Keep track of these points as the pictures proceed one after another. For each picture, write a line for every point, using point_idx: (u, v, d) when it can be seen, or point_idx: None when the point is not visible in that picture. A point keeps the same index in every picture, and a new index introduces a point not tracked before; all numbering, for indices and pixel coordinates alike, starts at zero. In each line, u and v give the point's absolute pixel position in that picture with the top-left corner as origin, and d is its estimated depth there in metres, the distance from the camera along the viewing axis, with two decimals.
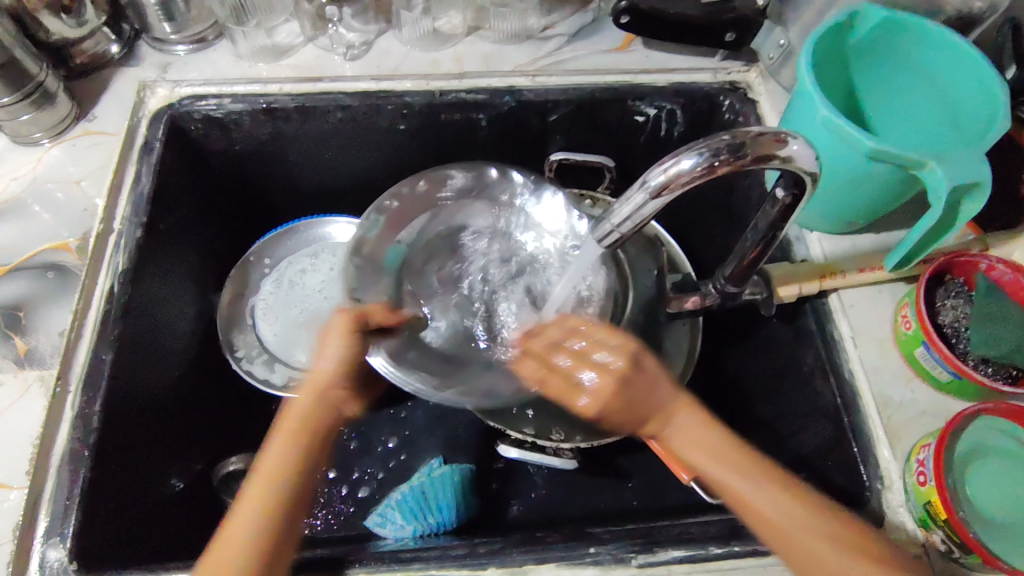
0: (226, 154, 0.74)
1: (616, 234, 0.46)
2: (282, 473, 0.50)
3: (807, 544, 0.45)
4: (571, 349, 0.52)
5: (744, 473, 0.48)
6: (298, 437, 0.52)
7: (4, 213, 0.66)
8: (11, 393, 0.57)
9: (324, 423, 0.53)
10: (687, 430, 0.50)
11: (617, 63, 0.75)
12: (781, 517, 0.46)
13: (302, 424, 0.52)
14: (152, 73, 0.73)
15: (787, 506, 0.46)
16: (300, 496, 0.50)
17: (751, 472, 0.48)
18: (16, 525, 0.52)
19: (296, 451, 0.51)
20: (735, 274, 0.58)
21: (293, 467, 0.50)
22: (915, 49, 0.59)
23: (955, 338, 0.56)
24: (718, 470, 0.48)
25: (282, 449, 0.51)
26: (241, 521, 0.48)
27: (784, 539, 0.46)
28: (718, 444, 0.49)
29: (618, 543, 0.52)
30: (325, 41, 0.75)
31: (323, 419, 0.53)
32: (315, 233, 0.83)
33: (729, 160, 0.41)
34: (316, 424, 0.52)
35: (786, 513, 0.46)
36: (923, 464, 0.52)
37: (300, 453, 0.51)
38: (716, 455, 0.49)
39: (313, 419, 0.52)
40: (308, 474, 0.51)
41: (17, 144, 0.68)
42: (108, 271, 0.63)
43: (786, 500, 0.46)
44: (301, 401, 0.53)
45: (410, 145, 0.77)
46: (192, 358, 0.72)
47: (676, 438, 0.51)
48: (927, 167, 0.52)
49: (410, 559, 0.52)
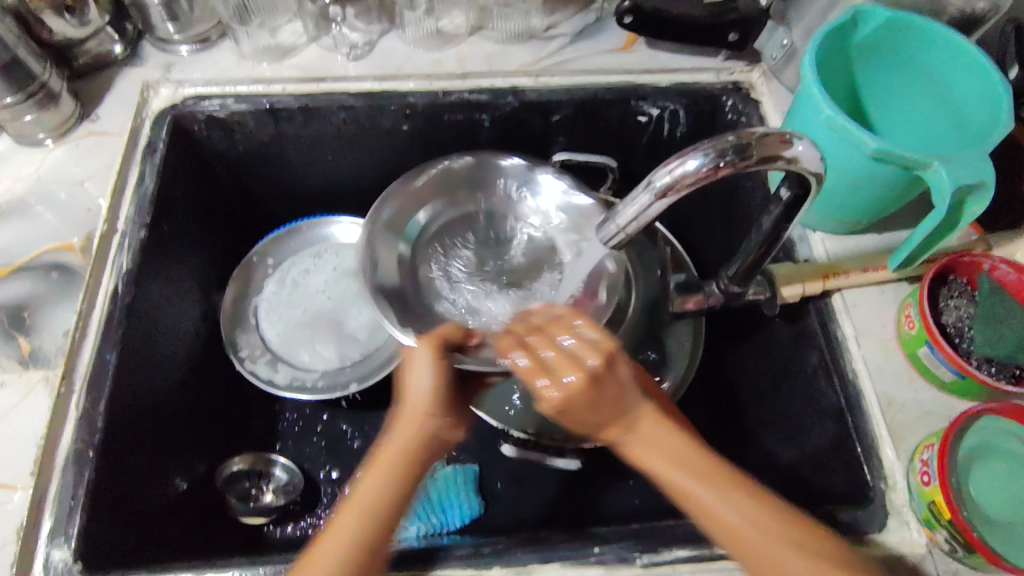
0: (229, 154, 0.74)
1: (621, 235, 0.46)
2: (378, 506, 0.48)
3: (779, 563, 0.43)
4: (556, 338, 0.49)
5: (708, 483, 0.46)
6: (396, 471, 0.49)
7: (8, 213, 0.66)
8: (15, 394, 0.57)
9: (423, 457, 0.50)
10: (653, 437, 0.48)
11: (620, 63, 0.75)
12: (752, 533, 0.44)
13: (405, 458, 0.49)
14: (155, 73, 0.73)
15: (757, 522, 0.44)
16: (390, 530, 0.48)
17: (717, 483, 0.46)
18: (20, 526, 0.52)
19: (394, 483, 0.49)
20: (739, 275, 0.58)
21: (390, 500, 0.48)
22: (918, 49, 0.59)
23: (958, 338, 0.56)
24: (676, 478, 0.46)
25: (378, 481, 0.49)
26: (326, 552, 0.46)
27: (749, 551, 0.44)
28: (680, 454, 0.47)
29: (622, 543, 0.52)
30: (328, 42, 0.75)
31: (424, 453, 0.50)
32: (317, 234, 0.83)
33: (734, 161, 0.41)
34: (416, 458, 0.50)
35: (759, 528, 0.44)
36: (927, 464, 0.52)
37: (394, 487, 0.49)
38: (682, 463, 0.47)
39: (416, 453, 0.50)
40: (396, 509, 0.49)
41: (20, 144, 0.69)
42: (112, 271, 0.63)
43: (759, 514, 0.45)
44: (407, 433, 0.50)
45: (413, 145, 0.77)
46: (195, 357, 0.72)
47: (639, 444, 0.48)
48: (931, 168, 0.52)
49: (414, 559, 0.52)
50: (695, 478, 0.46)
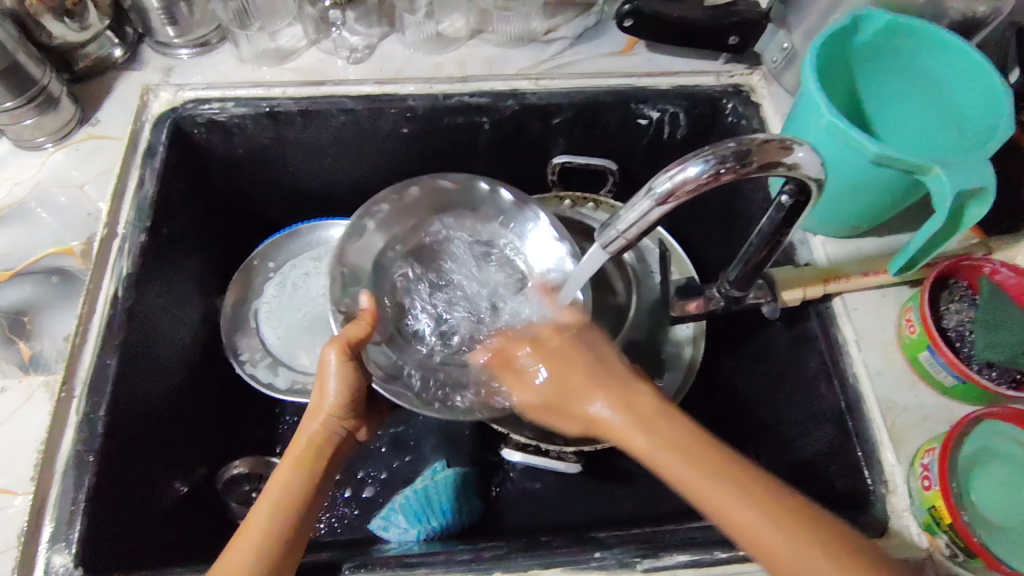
0: (229, 158, 0.74)
1: (621, 241, 0.46)
2: (289, 507, 0.50)
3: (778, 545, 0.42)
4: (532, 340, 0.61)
5: (703, 467, 0.46)
6: (305, 463, 0.53)
7: (8, 217, 0.66)
8: (15, 399, 0.57)
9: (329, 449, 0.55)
10: (651, 432, 0.48)
11: (620, 66, 0.75)
12: (727, 495, 0.44)
13: (309, 448, 0.54)
14: (155, 77, 0.73)
15: (770, 511, 0.43)
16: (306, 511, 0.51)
17: (714, 470, 0.45)
18: (21, 531, 0.52)
19: (303, 475, 0.52)
20: (740, 279, 0.58)
21: (302, 489, 0.52)
22: (919, 55, 0.60)
23: (959, 342, 0.56)
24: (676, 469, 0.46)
25: (290, 472, 0.53)
26: (254, 525, 0.49)
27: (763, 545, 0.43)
28: (662, 418, 0.49)
29: (623, 548, 0.52)
30: (328, 45, 0.75)
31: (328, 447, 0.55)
32: (317, 237, 0.83)
33: (734, 168, 0.40)
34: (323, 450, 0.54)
35: (748, 502, 0.44)
36: (928, 469, 0.52)
37: (304, 476, 0.53)
38: (676, 449, 0.47)
39: (320, 445, 0.55)
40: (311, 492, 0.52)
41: (21, 148, 0.69)
42: (112, 276, 0.63)
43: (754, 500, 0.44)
44: (310, 425, 0.55)
45: (412, 149, 0.77)
46: (196, 361, 0.72)
47: (639, 435, 0.49)
48: (932, 173, 0.52)
49: (415, 564, 0.52)
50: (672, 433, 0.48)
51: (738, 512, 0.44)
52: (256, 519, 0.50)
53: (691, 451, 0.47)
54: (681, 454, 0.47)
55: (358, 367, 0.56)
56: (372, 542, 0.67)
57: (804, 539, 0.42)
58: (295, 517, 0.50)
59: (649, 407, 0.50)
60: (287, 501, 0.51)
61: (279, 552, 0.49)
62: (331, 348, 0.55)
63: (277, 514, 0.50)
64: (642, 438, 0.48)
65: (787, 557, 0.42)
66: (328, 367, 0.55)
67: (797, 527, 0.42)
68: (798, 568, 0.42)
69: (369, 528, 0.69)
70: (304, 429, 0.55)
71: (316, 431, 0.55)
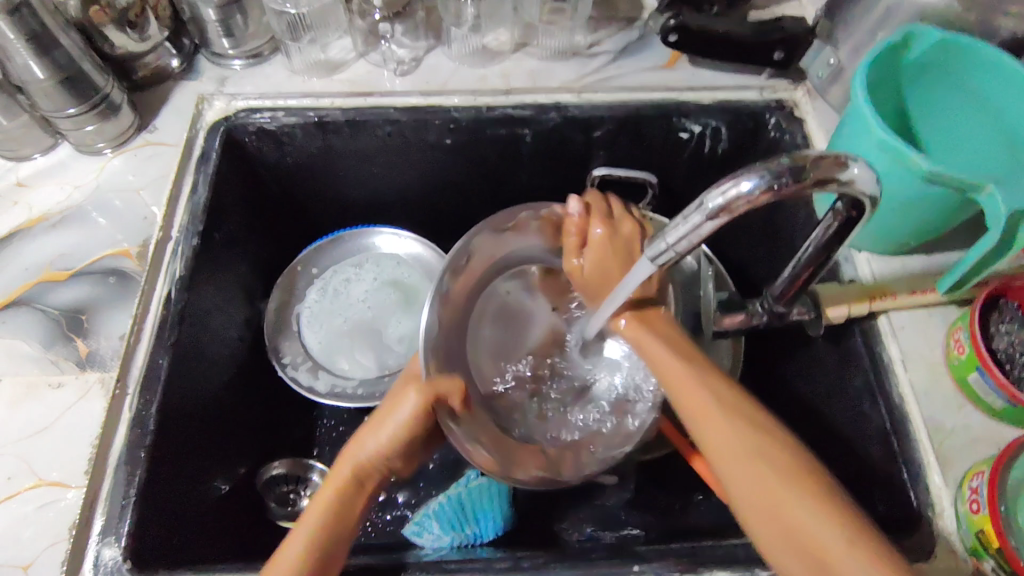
0: (276, 165, 0.76)
1: (671, 254, 0.46)
2: (330, 530, 0.51)
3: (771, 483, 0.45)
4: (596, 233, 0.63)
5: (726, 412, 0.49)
6: (347, 489, 0.53)
7: (67, 220, 0.69)
8: (71, 395, 0.59)
9: (372, 480, 0.55)
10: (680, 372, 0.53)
11: (662, 80, 0.75)
12: (726, 424, 0.49)
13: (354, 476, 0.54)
14: (210, 87, 0.75)
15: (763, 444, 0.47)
16: (343, 539, 0.51)
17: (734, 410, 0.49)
18: (73, 524, 0.53)
19: (345, 504, 0.53)
20: (785, 294, 0.57)
21: (341, 513, 0.52)
22: (967, 73, 0.59)
23: (1009, 364, 0.55)
24: (699, 401, 0.51)
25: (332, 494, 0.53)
26: (293, 542, 0.49)
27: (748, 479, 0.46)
28: (701, 361, 0.54)
29: (663, 562, 0.52)
30: (376, 57, 0.77)
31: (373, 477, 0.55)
32: (358, 244, 0.85)
33: (790, 184, 0.40)
34: (366, 480, 0.54)
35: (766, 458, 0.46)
36: (977, 492, 0.51)
37: (344, 504, 0.53)
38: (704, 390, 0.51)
39: (366, 474, 0.54)
40: (348, 518, 0.52)
41: (81, 153, 0.71)
42: (166, 278, 0.65)
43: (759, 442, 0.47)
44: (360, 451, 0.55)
45: (455, 160, 0.78)
46: (241, 363, 0.74)
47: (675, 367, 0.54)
48: (985, 191, 0.51)
49: (453, 569, 0.53)
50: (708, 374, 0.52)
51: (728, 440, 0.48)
52: (296, 539, 0.50)
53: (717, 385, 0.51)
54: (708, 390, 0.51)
55: (428, 418, 0.55)
56: (406, 547, 0.68)
57: (784, 472, 0.45)
58: (332, 540, 0.51)
59: (689, 351, 0.55)
60: (328, 524, 0.51)
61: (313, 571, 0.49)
62: (414, 390, 0.54)
63: (316, 540, 0.50)
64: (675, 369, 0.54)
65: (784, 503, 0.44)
66: (403, 404, 0.54)
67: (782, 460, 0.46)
68: (795, 515, 0.43)
69: (403, 533, 0.69)
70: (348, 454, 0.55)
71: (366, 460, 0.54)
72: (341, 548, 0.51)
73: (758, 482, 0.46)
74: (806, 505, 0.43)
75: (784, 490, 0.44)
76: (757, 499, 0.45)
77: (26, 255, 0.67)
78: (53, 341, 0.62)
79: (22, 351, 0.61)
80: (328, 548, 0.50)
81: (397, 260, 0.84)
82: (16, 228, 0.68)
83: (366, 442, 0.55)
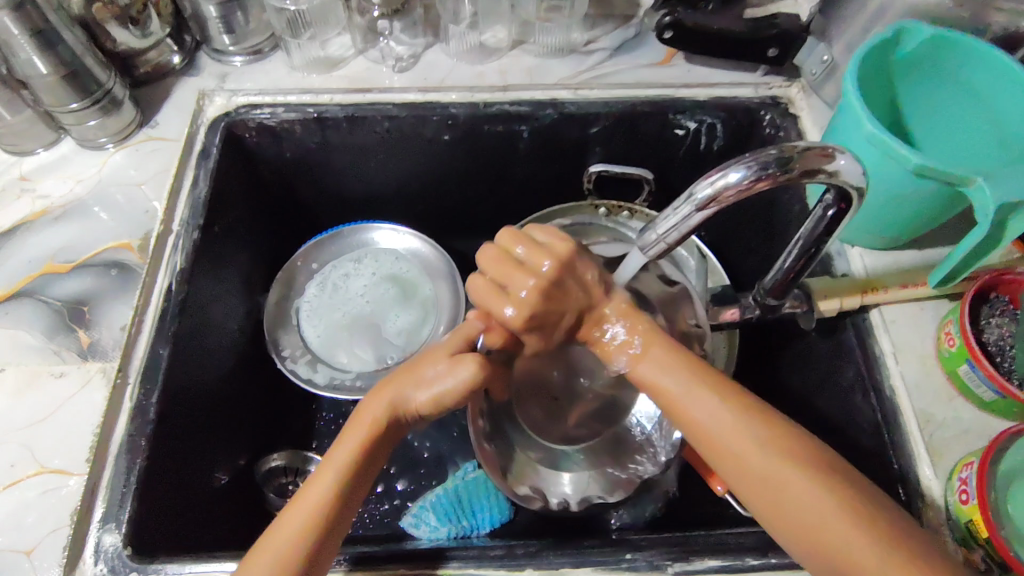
0: (276, 160, 0.77)
1: (661, 246, 0.47)
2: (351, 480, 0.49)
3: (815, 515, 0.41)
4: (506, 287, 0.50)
5: (747, 438, 0.43)
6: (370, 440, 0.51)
7: (69, 214, 0.70)
8: (73, 384, 0.60)
9: (394, 428, 0.53)
10: (685, 394, 0.46)
11: (657, 77, 0.76)
12: (733, 444, 0.43)
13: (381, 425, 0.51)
14: (211, 82, 0.76)
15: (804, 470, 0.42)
16: (357, 490, 0.50)
17: (755, 432, 0.43)
18: (74, 510, 0.54)
19: (367, 455, 0.51)
20: (776, 287, 0.58)
21: (360, 465, 0.50)
22: (960, 68, 0.59)
23: (999, 356, 0.56)
24: (715, 434, 0.44)
25: (351, 442, 0.50)
26: (315, 488, 0.48)
27: (785, 512, 0.42)
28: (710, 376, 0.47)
29: (655, 550, 0.53)
30: (375, 54, 0.78)
31: (395, 426, 0.52)
32: (356, 239, 0.86)
33: (776, 174, 0.41)
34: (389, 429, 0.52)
35: (808, 487, 0.41)
36: (966, 482, 0.51)
37: (364, 454, 0.50)
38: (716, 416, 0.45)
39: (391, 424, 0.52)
40: (366, 468, 0.51)
41: (84, 148, 0.72)
42: (167, 270, 0.65)
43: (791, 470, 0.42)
44: (386, 400, 0.52)
45: (452, 155, 0.78)
46: (240, 355, 0.75)
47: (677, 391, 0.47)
48: (974, 185, 0.52)
49: (448, 557, 0.53)
50: (717, 395, 0.45)
51: (760, 469, 0.43)
52: (319, 485, 0.49)
53: (742, 422, 0.44)
54: (724, 422, 0.44)
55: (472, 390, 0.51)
56: (403, 539, 0.68)
57: (824, 501, 0.41)
58: (346, 492, 0.49)
59: (687, 365, 0.47)
60: (347, 475, 0.49)
61: (326, 528, 0.47)
62: (473, 362, 0.49)
63: (336, 495, 0.48)
64: (677, 395, 0.46)
65: (833, 540, 0.40)
66: (456, 368, 0.50)
67: (820, 487, 0.41)
68: (855, 554, 0.39)
69: (400, 524, 0.70)
70: (386, 395, 0.52)
71: (393, 409, 0.52)
72: (355, 501, 0.50)
73: (801, 517, 0.41)
74: (855, 540, 0.39)
75: (822, 519, 0.40)
76: (807, 537, 0.41)
77: (29, 247, 0.68)
78: (56, 332, 0.63)
79: (25, 341, 0.62)
80: (343, 503, 0.49)
81: (395, 255, 0.85)
82: (19, 222, 0.69)
83: (406, 392, 0.52)
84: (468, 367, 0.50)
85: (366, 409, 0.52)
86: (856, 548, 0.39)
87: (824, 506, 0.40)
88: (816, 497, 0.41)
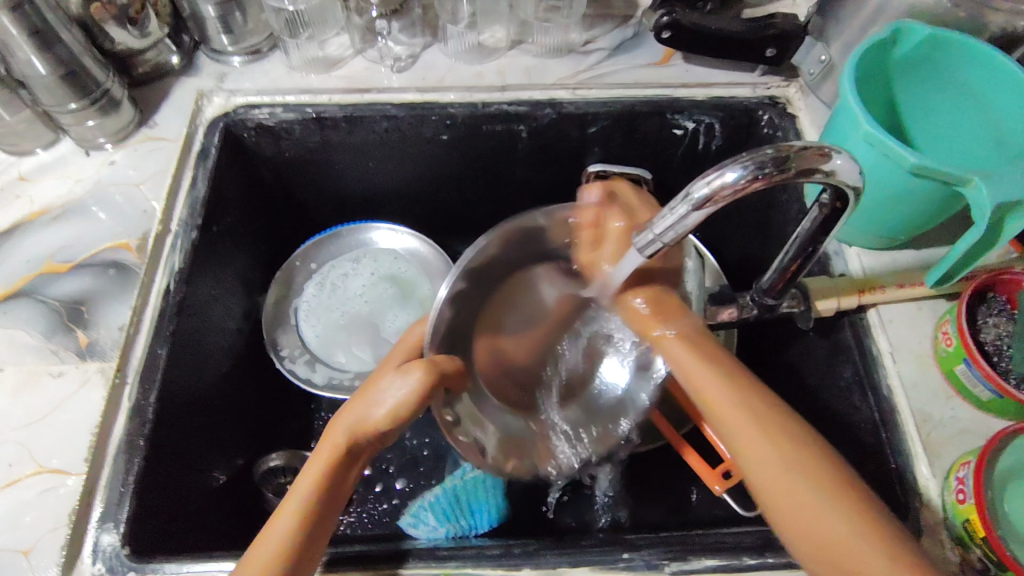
0: (275, 161, 0.77)
1: (658, 245, 0.47)
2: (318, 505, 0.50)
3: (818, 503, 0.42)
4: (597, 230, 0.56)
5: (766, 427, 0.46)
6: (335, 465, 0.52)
7: (68, 214, 0.70)
8: (72, 384, 0.60)
9: (359, 452, 0.53)
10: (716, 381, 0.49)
11: (655, 77, 0.76)
12: (756, 427, 0.46)
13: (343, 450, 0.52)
14: (209, 83, 0.76)
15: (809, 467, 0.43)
16: (328, 516, 0.50)
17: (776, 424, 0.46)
18: (72, 510, 0.54)
19: (332, 479, 0.51)
20: (774, 287, 0.58)
21: (327, 490, 0.51)
22: (957, 68, 0.60)
23: (997, 356, 0.56)
24: (738, 419, 0.47)
25: (316, 470, 0.51)
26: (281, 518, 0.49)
27: (790, 499, 0.43)
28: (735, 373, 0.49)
29: (653, 550, 0.53)
30: (374, 54, 0.78)
31: (359, 449, 0.53)
32: (355, 239, 0.86)
33: (772, 174, 0.41)
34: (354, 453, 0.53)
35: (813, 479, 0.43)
36: (963, 482, 0.51)
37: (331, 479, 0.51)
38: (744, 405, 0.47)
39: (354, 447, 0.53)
40: (334, 493, 0.51)
41: (82, 148, 0.73)
42: (165, 270, 0.65)
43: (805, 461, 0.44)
44: (343, 426, 0.53)
45: (450, 154, 0.78)
46: (239, 355, 0.75)
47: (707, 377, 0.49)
48: (971, 184, 0.52)
49: (446, 556, 0.53)
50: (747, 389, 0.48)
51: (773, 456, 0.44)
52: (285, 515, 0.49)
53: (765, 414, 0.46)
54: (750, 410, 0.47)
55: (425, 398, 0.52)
56: (401, 538, 0.68)
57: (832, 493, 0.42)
58: (316, 517, 0.49)
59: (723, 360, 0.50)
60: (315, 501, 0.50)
61: (297, 553, 0.48)
62: (419, 368, 0.52)
63: (304, 520, 0.49)
64: (708, 382, 0.49)
65: (833, 530, 0.41)
66: (406, 378, 0.51)
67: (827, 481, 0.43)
68: (848, 546, 0.40)
69: (398, 523, 0.70)
70: (343, 422, 0.53)
71: (350, 433, 0.52)
72: (326, 526, 0.50)
73: (805, 504, 0.42)
74: (857, 534, 0.40)
75: (827, 509, 0.42)
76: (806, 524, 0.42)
77: (28, 247, 0.68)
78: (54, 332, 0.63)
79: (24, 340, 0.63)
80: (314, 528, 0.49)
81: (394, 255, 0.85)
82: (17, 222, 0.69)
83: (360, 413, 0.53)
84: (416, 374, 0.51)
85: (326, 437, 0.53)
86: (853, 540, 0.40)
87: (829, 497, 0.42)
88: (824, 488, 0.42)
